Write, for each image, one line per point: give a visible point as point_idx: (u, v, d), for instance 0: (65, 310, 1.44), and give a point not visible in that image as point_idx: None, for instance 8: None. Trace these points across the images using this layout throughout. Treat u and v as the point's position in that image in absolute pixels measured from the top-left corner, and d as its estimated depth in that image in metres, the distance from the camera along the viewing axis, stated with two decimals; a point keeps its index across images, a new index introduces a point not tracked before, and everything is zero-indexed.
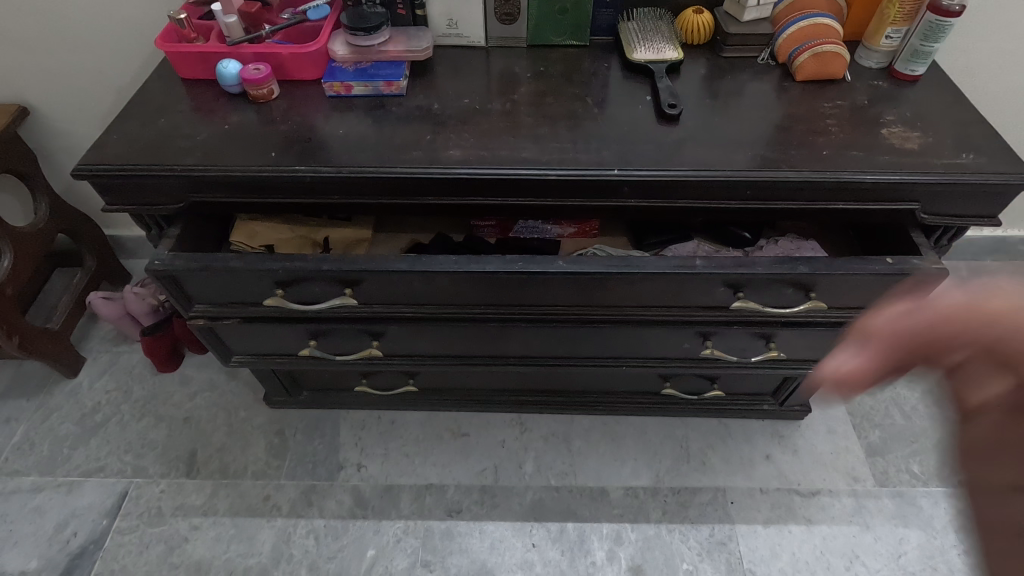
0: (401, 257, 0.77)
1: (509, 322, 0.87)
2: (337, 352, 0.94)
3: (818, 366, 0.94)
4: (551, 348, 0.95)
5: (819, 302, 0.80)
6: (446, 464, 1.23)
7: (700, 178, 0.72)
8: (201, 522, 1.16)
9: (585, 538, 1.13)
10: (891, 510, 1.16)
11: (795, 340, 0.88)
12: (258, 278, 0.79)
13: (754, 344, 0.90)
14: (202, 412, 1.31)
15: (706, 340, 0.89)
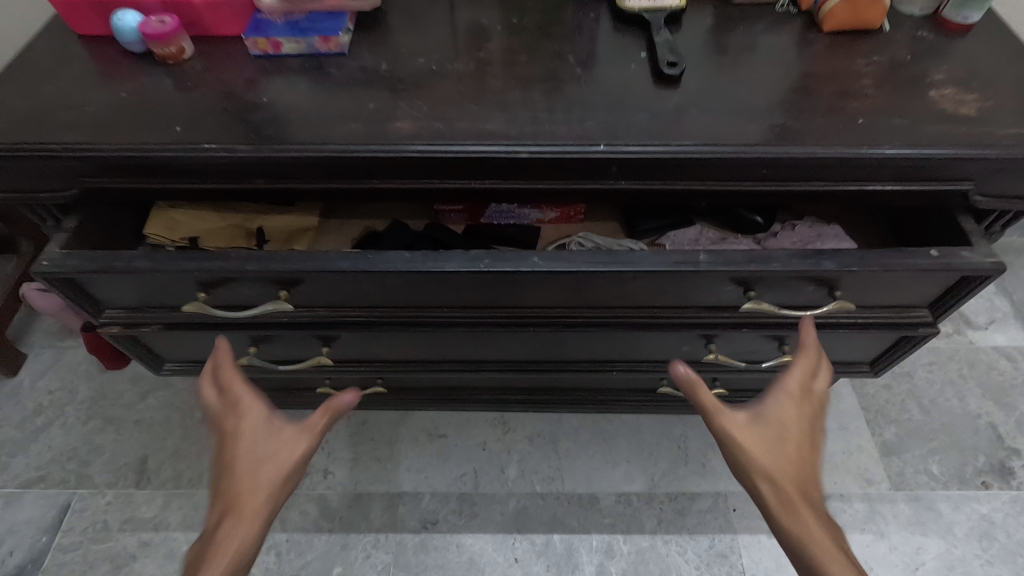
0: (343, 253, 0.63)
1: (479, 325, 0.74)
2: (284, 358, 0.81)
3: (838, 369, 0.82)
4: (531, 351, 0.82)
5: (845, 302, 0.67)
6: (421, 469, 1.12)
7: (707, 155, 0.58)
8: (151, 537, 1.06)
9: (573, 552, 1.03)
10: (908, 515, 1.06)
11: (813, 342, 0.76)
12: (172, 281, 0.65)
13: (765, 346, 0.77)
14: (154, 414, 1.19)
15: (709, 343, 0.77)
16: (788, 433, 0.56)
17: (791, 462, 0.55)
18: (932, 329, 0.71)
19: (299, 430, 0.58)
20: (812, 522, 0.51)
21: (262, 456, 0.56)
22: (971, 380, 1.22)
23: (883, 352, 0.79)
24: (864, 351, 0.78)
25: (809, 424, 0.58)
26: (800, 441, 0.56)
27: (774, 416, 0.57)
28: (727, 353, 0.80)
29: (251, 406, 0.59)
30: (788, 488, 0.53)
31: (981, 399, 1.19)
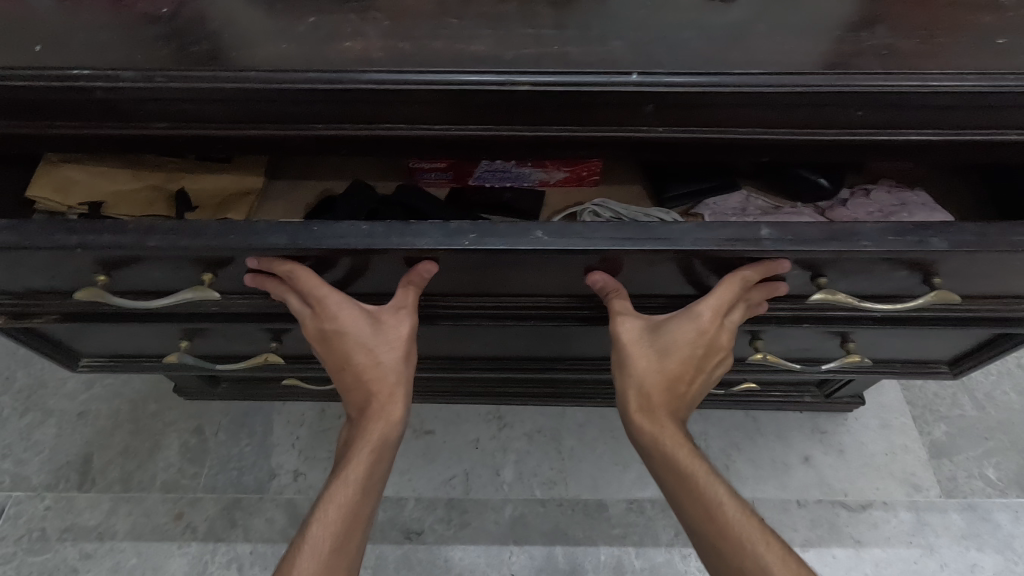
0: (278, 222, 0.47)
1: (465, 313, 0.58)
2: (228, 354, 0.66)
3: (907, 371, 0.67)
4: (532, 346, 0.67)
5: (946, 291, 0.50)
6: (404, 470, 0.98)
7: (780, 90, 0.42)
8: (95, 548, 0.92)
9: (578, 568, 0.90)
10: (961, 527, 0.93)
11: (888, 340, 0.60)
12: (55, 262, 0.49)
13: (824, 344, 0.62)
14: (101, 405, 1.05)
15: (754, 340, 0.61)
16: (683, 356, 0.50)
17: (665, 379, 0.51)
18: None
19: (395, 310, 0.51)
20: (670, 434, 0.50)
21: (368, 348, 0.51)
22: None
23: (970, 350, 0.63)
24: (947, 350, 0.63)
25: (714, 347, 0.51)
26: (687, 358, 0.50)
27: (667, 334, 0.50)
28: (776, 352, 0.64)
29: (333, 301, 0.49)
30: (653, 401, 0.51)
31: None
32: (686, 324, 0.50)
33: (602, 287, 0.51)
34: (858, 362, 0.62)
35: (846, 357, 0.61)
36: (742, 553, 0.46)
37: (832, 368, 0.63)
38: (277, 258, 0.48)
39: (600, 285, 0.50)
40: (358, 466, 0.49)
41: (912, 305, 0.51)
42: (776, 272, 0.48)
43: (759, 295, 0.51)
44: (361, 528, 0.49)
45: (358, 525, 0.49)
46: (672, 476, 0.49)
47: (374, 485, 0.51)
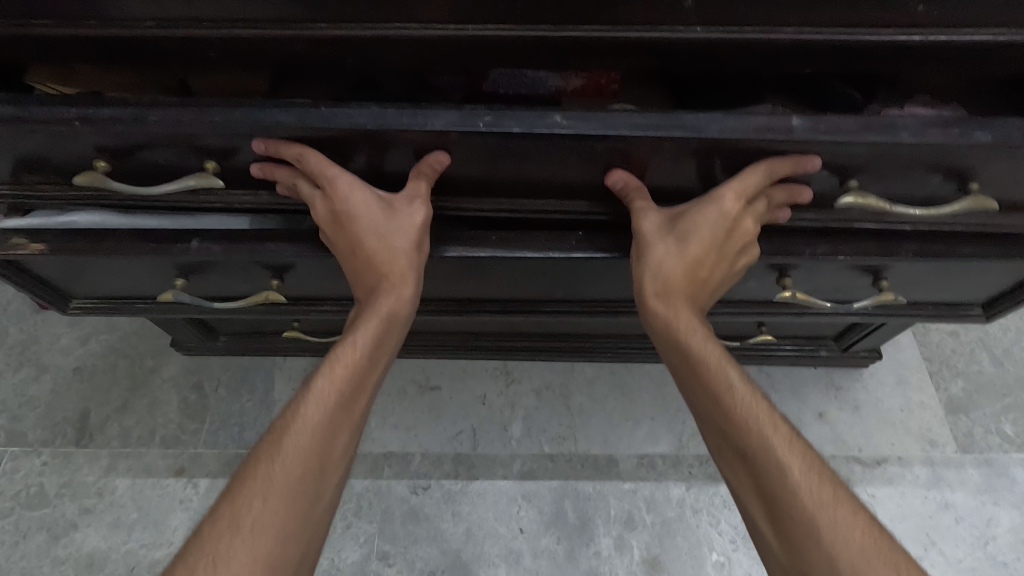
0: (282, 102, 0.44)
1: (476, 240, 0.54)
2: (226, 293, 0.63)
3: (938, 313, 0.64)
4: (547, 287, 0.63)
5: (986, 198, 0.47)
6: (410, 426, 0.96)
7: None
8: (94, 504, 0.90)
9: (588, 522, 0.88)
10: (977, 482, 0.91)
11: (925, 276, 0.57)
12: (43, 141, 0.46)
13: (855, 281, 0.59)
14: (97, 361, 1.02)
15: (782, 277, 0.58)
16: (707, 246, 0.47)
17: (685, 267, 0.48)
18: None
19: (407, 199, 0.48)
20: (686, 321, 0.47)
21: (374, 237, 0.48)
22: None
23: (1006, 290, 0.60)
24: (983, 289, 0.60)
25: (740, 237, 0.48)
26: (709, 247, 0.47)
27: (690, 224, 0.47)
28: (805, 291, 0.61)
29: (342, 186, 0.46)
30: (672, 289, 0.48)
31: None
32: (712, 210, 0.46)
33: (622, 189, 0.48)
34: (891, 300, 0.59)
35: (880, 294, 0.58)
36: (749, 433, 0.43)
37: (862, 308, 0.60)
38: (283, 142, 0.45)
39: (620, 187, 0.47)
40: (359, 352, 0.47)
41: (944, 211, 0.47)
42: (806, 170, 0.45)
43: (780, 196, 0.48)
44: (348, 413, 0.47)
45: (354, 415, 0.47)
46: (685, 359, 0.47)
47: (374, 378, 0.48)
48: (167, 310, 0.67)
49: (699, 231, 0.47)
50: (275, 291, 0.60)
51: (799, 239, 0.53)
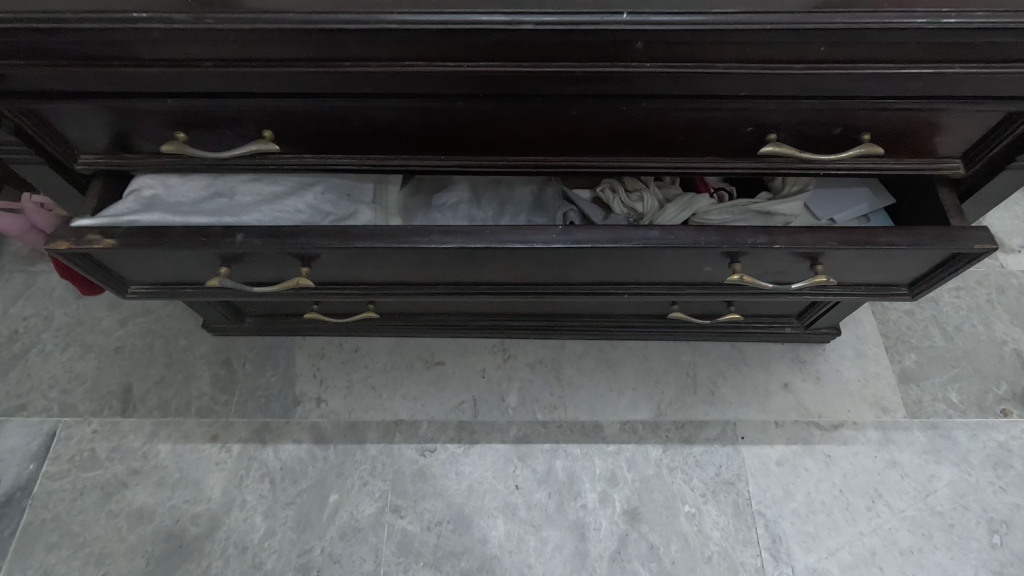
0: None
1: (472, 236, 0.65)
2: (262, 279, 0.74)
3: (871, 293, 0.75)
4: (533, 272, 0.74)
5: (875, 145, 0.61)
6: (418, 397, 1.07)
7: (740, 28, 0.50)
8: (140, 465, 1.02)
9: (576, 480, 1.00)
10: (923, 443, 1.02)
11: (853, 262, 0.68)
12: (142, 115, 0.62)
13: (795, 267, 0.69)
14: (137, 340, 1.13)
15: (734, 263, 0.69)
16: None
17: None
18: (990, 245, 0.63)
19: None
20: None
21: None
22: (1000, 306, 1.14)
23: (926, 273, 0.71)
24: (906, 273, 0.70)
25: None
26: None
27: None
28: (752, 275, 0.72)
29: None
30: None
31: (1009, 325, 1.12)
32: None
33: None
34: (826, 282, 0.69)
35: (816, 277, 0.69)
36: None
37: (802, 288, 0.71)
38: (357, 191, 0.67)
39: None
40: None
41: (846, 155, 0.62)
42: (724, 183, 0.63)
43: None
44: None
45: None
46: None
47: None
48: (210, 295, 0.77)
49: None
50: (303, 277, 0.71)
51: (743, 231, 0.64)
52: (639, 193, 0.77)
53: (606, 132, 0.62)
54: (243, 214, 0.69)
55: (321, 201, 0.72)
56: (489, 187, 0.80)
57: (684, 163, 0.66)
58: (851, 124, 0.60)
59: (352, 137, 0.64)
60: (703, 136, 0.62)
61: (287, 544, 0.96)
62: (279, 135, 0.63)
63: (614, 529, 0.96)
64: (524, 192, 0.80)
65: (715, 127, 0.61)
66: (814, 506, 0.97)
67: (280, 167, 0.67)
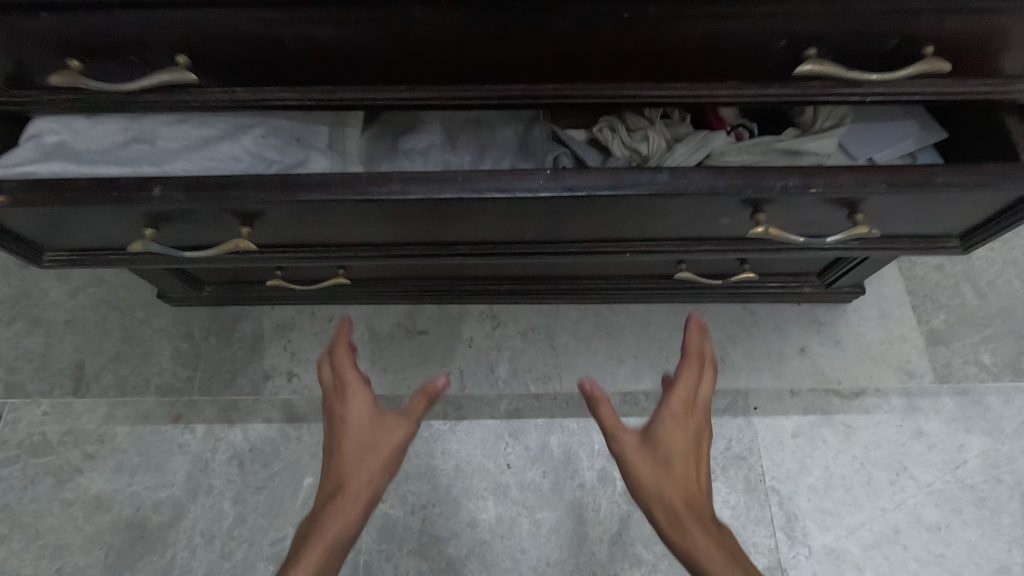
0: None
1: (441, 185, 0.54)
2: (200, 241, 0.63)
3: (916, 245, 0.64)
4: (519, 229, 0.63)
5: (939, 61, 0.49)
6: (399, 370, 0.98)
7: None
8: (96, 450, 0.93)
9: (573, 457, 0.91)
10: (951, 411, 0.93)
11: (901, 209, 0.57)
12: (21, 36, 0.49)
13: (830, 215, 0.58)
14: (88, 313, 1.03)
15: (757, 212, 0.58)
16: (669, 459, 0.62)
17: (678, 488, 0.60)
18: None
19: (400, 419, 0.65)
20: (665, 496, 0.60)
21: (361, 439, 0.64)
22: None
23: (985, 220, 0.60)
24: (959, 221, 0.60)
25: (692, 454, 0.64)
26: (682, 460, 0.62)
27: (658, 441, 0.63)
28: (777, 226, 0.61)
29: (356, 399, 0.66)
30: (673, 510, 0.59)
31: None
32: (673, 425, 0.64)
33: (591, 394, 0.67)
34: (866, 232, 0.59)
35: (855, 227, 0.58)
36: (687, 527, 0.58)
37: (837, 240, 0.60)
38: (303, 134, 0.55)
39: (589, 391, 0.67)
40: (335, 528, 0.59)
41: (903, 73, 0.50)
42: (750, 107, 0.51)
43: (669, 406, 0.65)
44: (343, 552, 0.60)
45: (355, 513, 0.60)
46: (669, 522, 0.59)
47: (358, 522, 0.61)
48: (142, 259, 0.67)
49: (673, 448, 0.63)
50: (245, 238, 0.61)
51: (771, 172, 0.53)
52: (643, 131, 0.66)
53: (604, 51, 0.50)
54: (167, 164, 0.57)
55: (263, 146, 0.60)
56: (466, 128, 0.68)
57: (698, 90, 0.54)
58: (910, 33, 0.48)
59: (287, 64, 0.51)
60: (725, 54, 0.50)
61: (259, 531, 0.88)
62: (198, 61, 0.51)
63: (615, 509, 0.88)
64: (509, 133, 0.67)
65: (739, 40, 0.49)
66: (833, 480, 0.89)
67: (205, 104, 0.55)
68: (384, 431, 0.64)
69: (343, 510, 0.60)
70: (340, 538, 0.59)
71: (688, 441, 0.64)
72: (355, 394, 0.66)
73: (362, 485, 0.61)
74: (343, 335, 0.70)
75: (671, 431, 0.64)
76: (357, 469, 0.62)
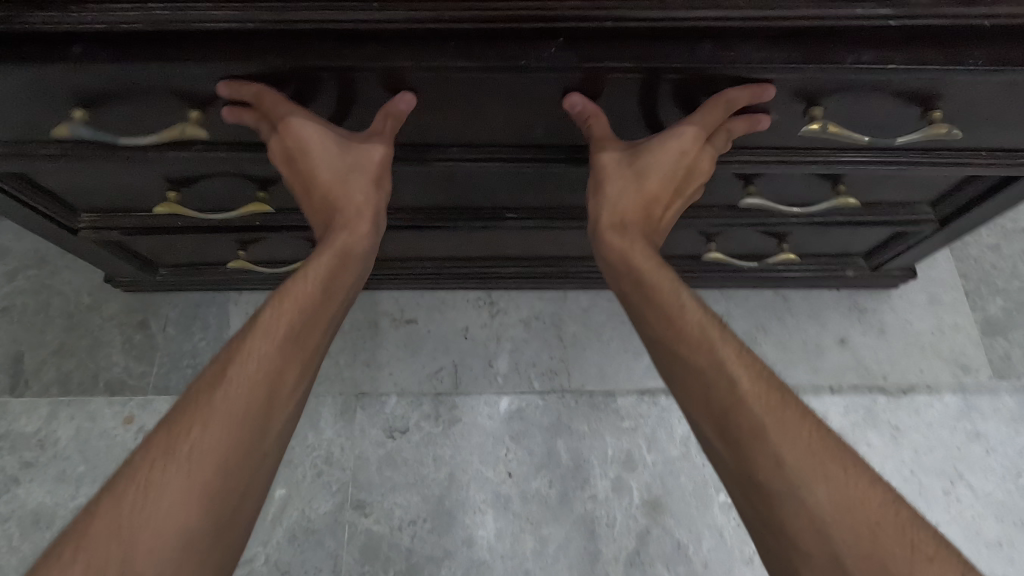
0: None
1: (430, 50, 0.44)
2: (134, 129, 0.52)
3: (987, 157, 0.56)
4: (529, 120, 0.52)
5: None
6: (384, 363, 0.85)
7: None
8: (35, 457, 0.81)
9: (583, 464, 0.80)
10: (1012, 410, 0.82)
11: (989, 94, 0.47)
12: None
13: (899, 107, 0.49)
14: (26, 300, 0.89)
15: (812, 105, 0.48)
16: (659, 173, 0.49)
17: (644, 200, 0.50)
18: None
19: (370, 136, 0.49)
20: (638, 250, 0.49)
21: (338, 164, 0.49)
22: None
23: None
24: None
25: (687, 167, 0.49)
26: (665, 185, 0.50)
27: (648, 155, 0.49)
28: (837, 123, 0.51)
29: (303, 127, 0.47)
30: (625, 217, 0.50)
31: None
32: (676, 143, 0.48)
33: (581, 112, 0.48)
34: (945, 133, 0.49)
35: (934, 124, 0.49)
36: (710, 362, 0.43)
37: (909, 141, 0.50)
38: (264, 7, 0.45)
39: (579, 110, 0.48)
40: (316, 270, 0.48)
41: None
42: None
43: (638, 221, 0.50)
44: (358, 270, 0.51)
45: (343, 276, 0.50)
46: (663, 324, 0.46)
47: (342, 284, 0.50)
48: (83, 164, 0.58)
49: (660, 165, 0.49)
50: (192, 122, 0.50)
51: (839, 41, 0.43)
52: None
53: None
54: None
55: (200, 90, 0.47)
56: None
57: (766, 12, 0.41)
58: None
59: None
60: None
61: None
62: None
63: (631, 524, 0.77)
64: None
65: None
66: None
67: (116, 27, 0.42)
68: (358, 149, 0.49)
69: (340, 233, 0.49)
70: (346, 264, 0.50)
71: (685, 161, 0.49)
72: (297, 123, 0.47)
73: (355, 204, 0.50)
74: (242, 86, 0.46)
75: (664, 152, 0.48)
76: (344, 190, 0.50)
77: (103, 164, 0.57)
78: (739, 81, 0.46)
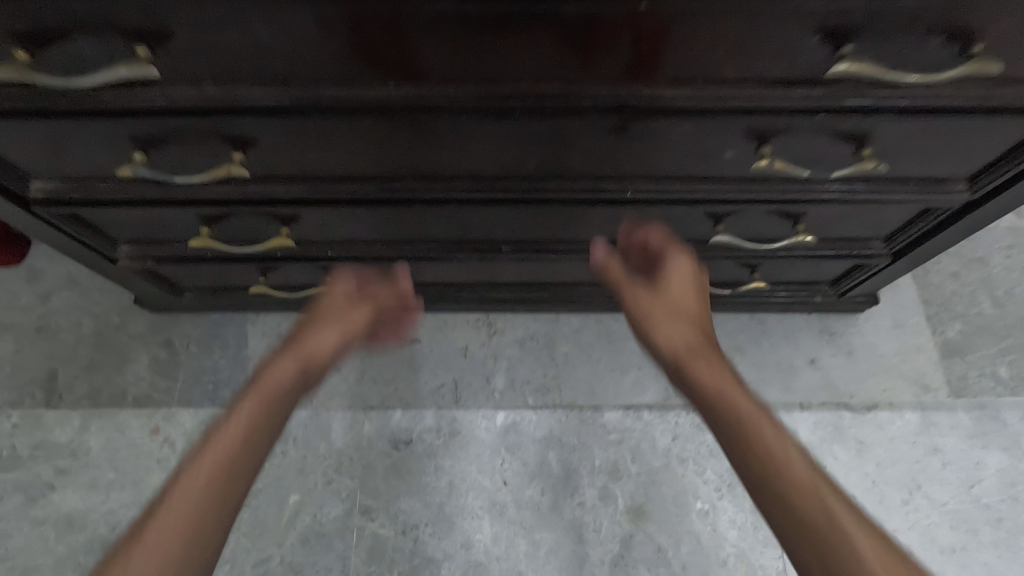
0: None
1: (435, 116, 0.52)
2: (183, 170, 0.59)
3: (919, 191, 0.62)
4: (521, 161, 0.58)
5: (987, 63, 0.45)
6: (389, 379, 0.93)
7: None
8: (69, 465, 0.88)
9: (572, 473, 0.87)
10: (967, 426, 0.89)
11: (910, 138, 0.54)
12: None
13: (837, 150, 0.56)
14: (60, 319, 0.97)
15: (762, 145, 0.55)
16: (683, 291, 0.58)
17: (676, 297, 0.58)
18: None
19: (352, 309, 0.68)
20: (684, 336, 0.55)
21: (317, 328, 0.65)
22: None
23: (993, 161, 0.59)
24: None
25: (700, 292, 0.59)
26: (688, 290, 0.59)
27: (667, 272, 0.60)
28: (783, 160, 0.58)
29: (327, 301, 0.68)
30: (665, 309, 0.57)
31: None
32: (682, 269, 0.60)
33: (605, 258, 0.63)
34: (871, 167, 0.56)
35: (862, 162, 0.56)
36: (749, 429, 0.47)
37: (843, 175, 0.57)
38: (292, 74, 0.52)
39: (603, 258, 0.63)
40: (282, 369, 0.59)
41: (944, 78, 0.45)
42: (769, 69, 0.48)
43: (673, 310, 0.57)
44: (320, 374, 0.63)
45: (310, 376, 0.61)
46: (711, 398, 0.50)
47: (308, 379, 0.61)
48: (133, 200, 0.65)
49: (681, 283, 0.59)
50: (237, 164, 0.57)
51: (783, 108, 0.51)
52: None
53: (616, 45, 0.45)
54: None
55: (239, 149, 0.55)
56: None
57: (718, 92, 0.49)
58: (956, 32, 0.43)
59: (262, 56, 0.46)
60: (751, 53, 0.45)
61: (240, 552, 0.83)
62: (161, 55, 0.46)
63: (617, 530, 0.84)
64: None
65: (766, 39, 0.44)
66: None
67: (173, 102, 0.50)
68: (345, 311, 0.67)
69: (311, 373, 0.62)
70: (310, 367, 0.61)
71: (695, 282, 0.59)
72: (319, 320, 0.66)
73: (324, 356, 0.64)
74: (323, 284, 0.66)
75: (678, 275, 0.59)
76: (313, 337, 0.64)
77: (148, 199, 0.65)
78: (696, 129, 0.54)
